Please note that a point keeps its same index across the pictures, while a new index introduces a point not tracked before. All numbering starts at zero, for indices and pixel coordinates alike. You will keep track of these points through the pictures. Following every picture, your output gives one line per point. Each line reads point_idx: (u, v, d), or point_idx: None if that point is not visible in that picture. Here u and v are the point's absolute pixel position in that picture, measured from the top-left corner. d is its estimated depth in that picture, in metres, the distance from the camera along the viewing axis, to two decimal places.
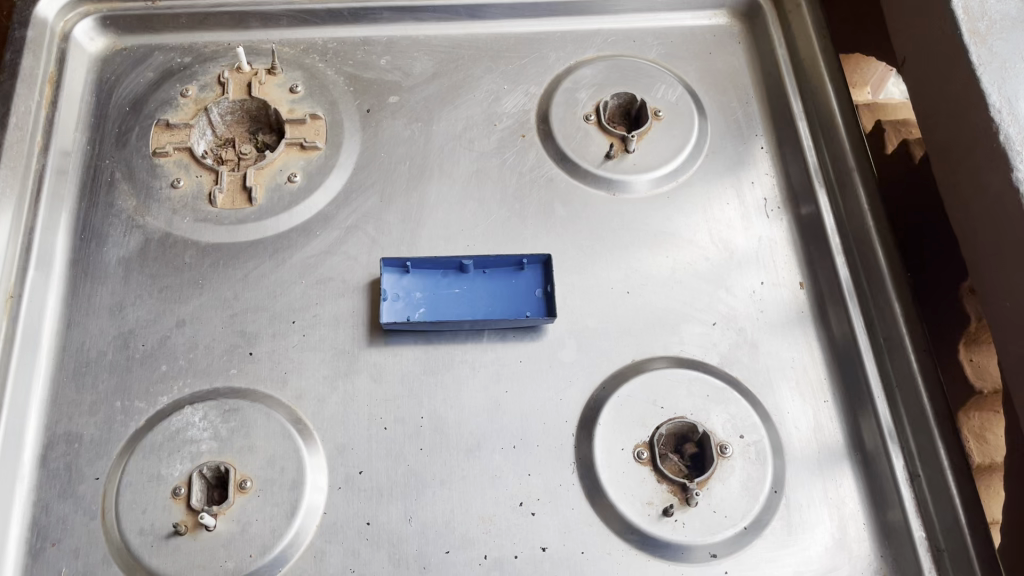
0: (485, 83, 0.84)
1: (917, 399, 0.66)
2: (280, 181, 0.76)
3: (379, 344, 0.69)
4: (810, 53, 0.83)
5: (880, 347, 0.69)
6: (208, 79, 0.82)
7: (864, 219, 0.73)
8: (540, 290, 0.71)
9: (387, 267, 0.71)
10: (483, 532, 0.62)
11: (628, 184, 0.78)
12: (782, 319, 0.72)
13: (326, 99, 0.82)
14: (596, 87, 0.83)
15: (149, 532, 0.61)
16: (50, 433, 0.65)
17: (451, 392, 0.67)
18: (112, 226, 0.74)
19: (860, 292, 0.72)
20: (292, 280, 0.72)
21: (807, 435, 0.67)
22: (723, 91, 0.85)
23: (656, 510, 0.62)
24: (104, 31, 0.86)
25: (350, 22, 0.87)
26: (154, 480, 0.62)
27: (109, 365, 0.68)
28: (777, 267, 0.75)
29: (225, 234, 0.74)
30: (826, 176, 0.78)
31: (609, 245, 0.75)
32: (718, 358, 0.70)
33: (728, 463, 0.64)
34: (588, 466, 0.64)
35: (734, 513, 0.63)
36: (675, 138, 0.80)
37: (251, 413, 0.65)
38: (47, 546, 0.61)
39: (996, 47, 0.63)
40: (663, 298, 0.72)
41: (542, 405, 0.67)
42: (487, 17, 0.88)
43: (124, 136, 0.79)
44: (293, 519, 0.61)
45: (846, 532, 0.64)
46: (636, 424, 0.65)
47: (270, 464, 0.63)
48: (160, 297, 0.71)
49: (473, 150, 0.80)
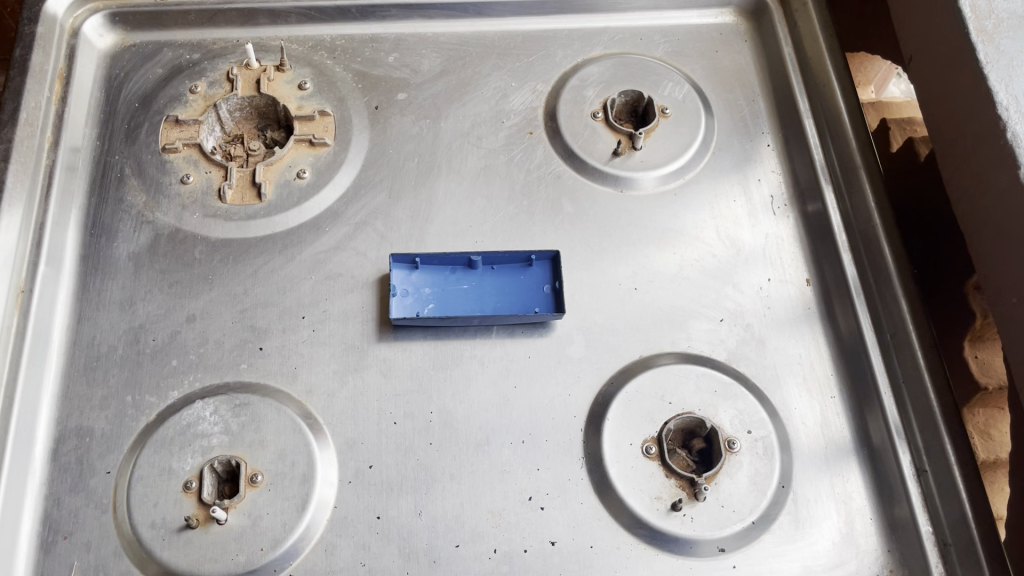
0: (492, 80, 0.84)
1: (924, 394, 0.66)
2: (289, 177, 0.77)
3: (388, 339, 0.70)
4: (816, 51, 0.84)
5: (887, 343, 0.70)
6: (217, 76, 0.82)
7: (870, 216, 0.74)
8: (548, 286, 0.72)
9: (396, 263, 0.71)
10: (493, 526, 0.63)
11: (636, 181, 0.78)
12: (789, 315, 0.72)
13: (335, 95, 0.82)
14: (604, 84, 0.83)
15: (161, 525, 0.61)
16: (62, 427, 0.66)
17: (460, 387, 0.68)
18: (122, 221, 0.75)
19: (866, 289, 0.72)
20: (301, 276, 0.72)
21: (814, 430, 0.67)
22: (730, 88, 0.86)
23: (665, 505, 0.63)
24: (113, 27, 0.86)
25: (358, 19, 0.87)
26: (166, 474, 0.63)
27: (120, 360, 0.68)
28: (783, 263, 0.75)
29: (234, 230, 0.74)
30: (832, 173, 0.78)
31: (617, 242, 0.75)
32: (726, 354, 0.70)
33: (735, 458, 0.65)
34: (597, 461, 0.65)
35: (741, 508, 0.63)
36: (683, 136, 0.80)
37: (262, 407, 0.65)
38: (60, 539, 0.62)
39: (1004, 45, 0.63)
40: (670, 294, 0.73)
41: (551, 401, 0.67)
42: (495, 15, 0.89)
43: (134, 132, 0.79)
44: (304, 513, 0.62)
45: (853, 527, 0.64)
46: (644, 419, 0.66)
47: (281, 458, 0.64)
48: (170, 292, 0.71)
49: (481, 147, 0.80)
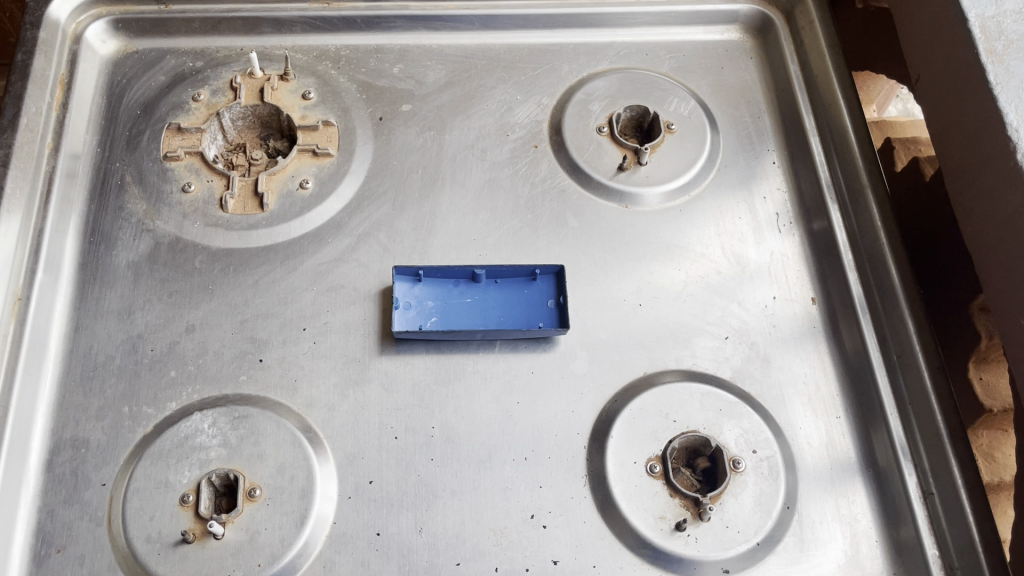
0: (497, 93, 0.84)
1: (930, 415, 0.66)
2: (292, 187, 0.76)
3: (390, 352, 0.69)
4: (823, 69, 0.84)
5: (893, 364, 0.69)
6: (220, 84, 0.82)
7: (876, 235, 0.74)
8: (552, 301, 0.71)
9: (399, 276, 0.71)
10: (495, 545, 0.62)
11: (640, 197, 0.78)
12: (793, 333, 0.72)
13: (339, 105, 0.81)
14: (609, 99, 0.83)
15: (156, 539, 0.60)
16: (56, 438, 0.65)
17: (463, 402, 0.67)
18: (122, 229, 0.74)
19: (872, 308, 0.72)
20: (303, 287, 0.72)
21: (819, 449, 0.67)
22: (735, 105, 0.86)
23: (670, 525, 0.62)
24: (116, 33, 0.85)
25: (363, 29, 0.87)
26: (162, 487, 0.62)
27: (118, 370, 0.67)
28: (788, 281, 0.75)
29: (236, 239, 0.74)
30: (838, 191, 0.78)
31: (621, 257, 0.75)
32: (730, 372, 0.70)
33: (740, 478, 0.64)
34: (600, 479, 0.64)
35: (746, 529, 0.62)
36: (689, 151, 0.80)
37: (262, 420, 0.65)
38: (53, 552, 0.60)
39: (1015, 67, 0.63)
40: (674, 311, 0.72)
41: (554, 417, 0.67)
42: (500, 28, 0.88)
43: (135, 140, 0.78)
44: (303, 529, 0.61)
45: (858, 549, 0.64)
46: (649, 438, 0.65)
47: (280, 472, 0.63)
48: (169, 302, 0.71)
49: (485, 160, 0.79)
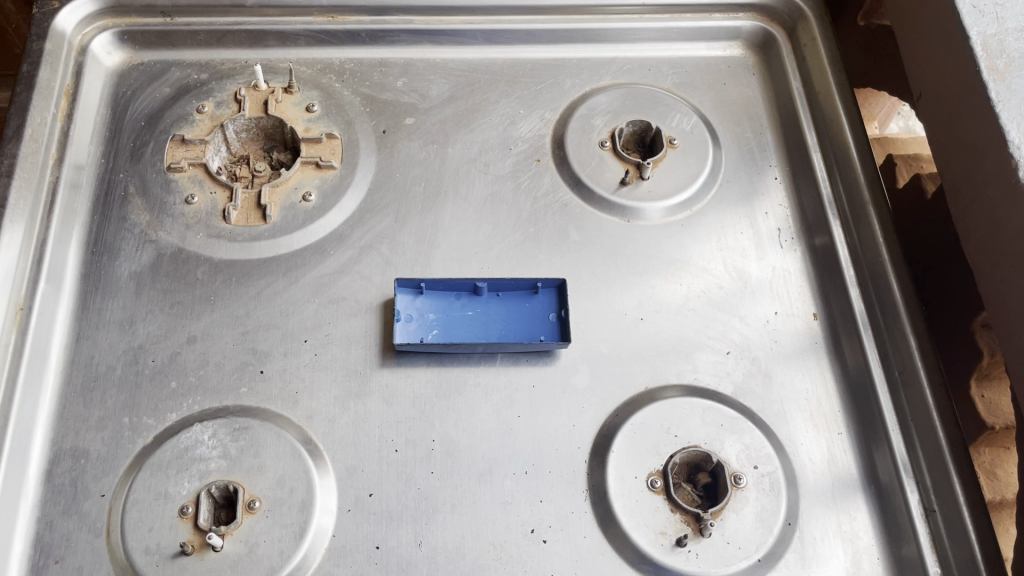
0: (500, 107, 0.85)
1: (933, 431, 0.66)
2: (295, 200, 0.76)
3: (391, 365, 0.69)
4: (824, 86, 0.84)
5: (895, 381, 0.69)
6: (225, 96, 0.82)
7: (878, 252, 0.74)
8: (553, 315, 0.71)
9: (401, 288, 0.71)
10: (495, 559, 0.62)
11: (642, 212, 0.78)
12: (795, 349, 0.72)
13: (343, 118, 0.82)
14: (612, 114, 0.83)
15: (155, 551, 0.60)
16: (56, 448, 0.64)
17: (463, 416, 0.67)
18: (125, 239, 0.74)
19: (874, 324, 0.72)
20: (304, 299, 0.72)
21: (820, 466, 0.67)
22: (737, 121, 0.86)
23: (670, 540, 0.62)
24: (121, 45, 0.86)
25: (367, 43, 0.88)
26: (162, 498, 0.61)
27: (118, 381, 0.67)
28: (790, 297, 0.75)
29: (238, 251, 0.74)
30: (840, 208, 0.78)
31: (622, 271, 0.75)
32: (732, 388, 0.70)
33: (741, 494, 0.64)
34: (600, 494, 0.64)
35: (747, 545, 0.62)
36: (690, 166, 0.80)
37: (262, 432, 0.64)
38: (51, 563, 0.60)
39: (1016, 84, 0.63)
40: (676, 325, 0.72)
41: (555, 431, 0.67)
42: (503, 42, 0.89)
43: (139, 151, 0.79)
44: (302, 541, 0.60)
45: (860, 566, 0.63)
46: (650, 453, 0.65)
47: (279, 484, 0.62)
48: (171, 312, 0.71)
49: (488, 173, 0.80)
